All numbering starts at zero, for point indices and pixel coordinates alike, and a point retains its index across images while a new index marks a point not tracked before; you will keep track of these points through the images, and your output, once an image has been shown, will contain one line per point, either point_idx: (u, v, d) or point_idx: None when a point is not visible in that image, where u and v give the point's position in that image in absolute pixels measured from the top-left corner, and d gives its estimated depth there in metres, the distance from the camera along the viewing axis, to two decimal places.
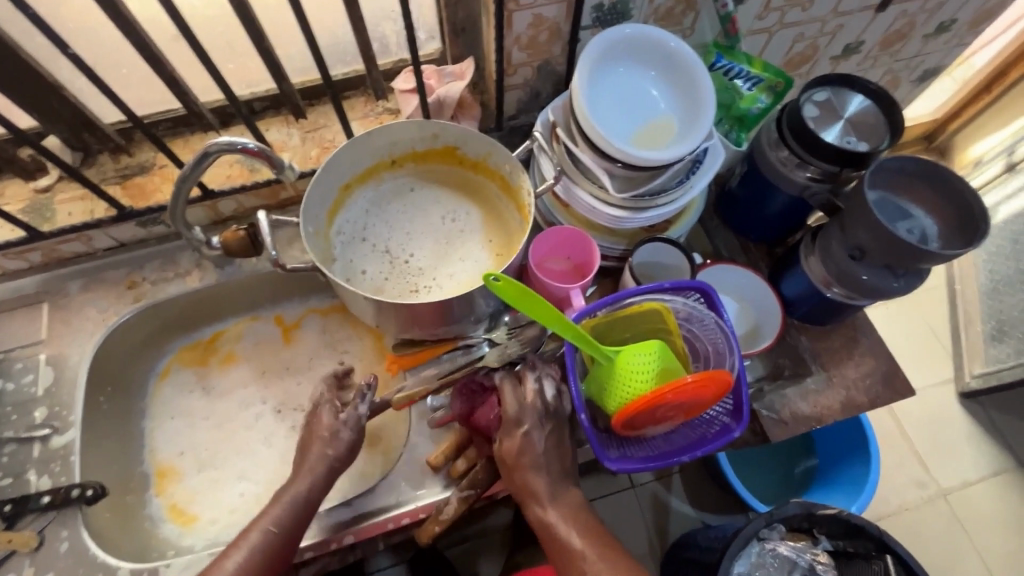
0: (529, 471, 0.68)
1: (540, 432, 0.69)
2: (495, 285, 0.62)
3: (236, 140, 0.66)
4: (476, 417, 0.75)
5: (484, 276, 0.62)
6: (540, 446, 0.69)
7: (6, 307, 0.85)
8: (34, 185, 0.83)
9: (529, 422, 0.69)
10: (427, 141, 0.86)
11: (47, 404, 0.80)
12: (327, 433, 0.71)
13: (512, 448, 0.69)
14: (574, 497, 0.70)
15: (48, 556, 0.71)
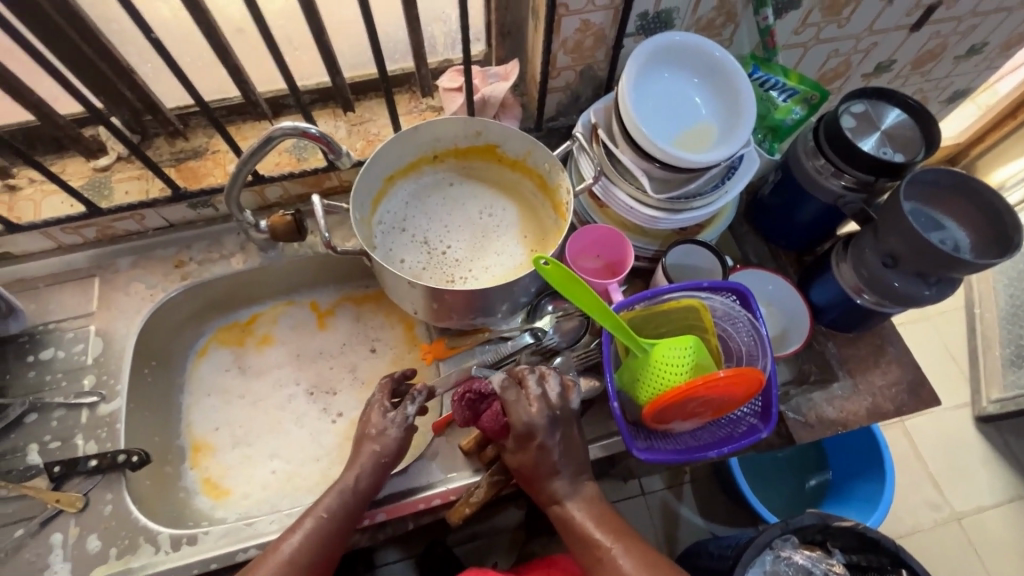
0: (547, 478, 0.71)
1: (553, 438, 0.70)
2: (544, 268, 0.66)
3: (298, 125, 0.69)
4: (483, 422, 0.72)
5: (534, 259, 0.66)
6: (555, 452, 0.70)
7: (59, 279, 0.89)
8: (95, 164, 0.88)
9: (541, 433, 0.69)
10: (470, 138, 0.89)
11: (96, 372, 0.83)
12: (376, 434, 0.73)
13: (530, 456, 0.70)
14: (594, 490, 0.72)
15: (92, 518, 0.74)
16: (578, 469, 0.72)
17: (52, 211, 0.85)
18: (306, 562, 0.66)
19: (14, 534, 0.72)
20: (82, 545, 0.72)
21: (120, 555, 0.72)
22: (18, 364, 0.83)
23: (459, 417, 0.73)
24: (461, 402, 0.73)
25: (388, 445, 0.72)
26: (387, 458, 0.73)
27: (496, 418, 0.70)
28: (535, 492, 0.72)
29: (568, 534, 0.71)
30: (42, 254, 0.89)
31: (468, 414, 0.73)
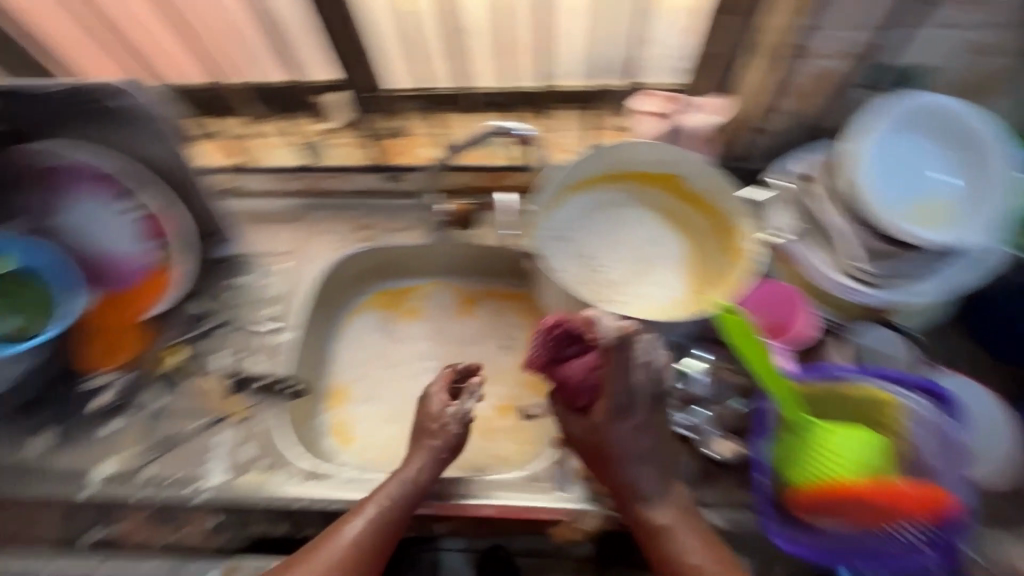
0: (627, 462, 0.69)
1: (642, 416, 0.70)
2: (726, 316, 0.66)
3: (503, 124, 0.78)
4: (565, 369, 0.75)
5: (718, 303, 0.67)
6: (638, 433, 0.70)
7: (265, 219, 1.01)
8: (316, 127, 0.99)
9: (638, 410, 0.69)
10: (656, 165, 0.88)
11: (279, 305, 0.94)
12: (428, 427, 0.76)
13: (619, 436, 0.69)
14: (680, 497, 0.70)
15: (252, 429, 0.84)
16: (665, 472, 0.71)
17: (280, 161, 1.01)
18: (369, 542, 0.67)
19: (190, 425, 0.84)
20: (240, 451, 0.82)
21: (265, 469, 0.80)
22: (219, 283, 0.96)
23: (544, 353, 0.76)
24: (546, 337, 0.76)
25: (448, 440, 0.75)
26: (444, 453, 0.75)
27: (585, 367, 0.73)
28: (613, 484, 0.71)
29: (647, 536, 0.68)
30: (259, 195, 1.02)
31: (550, 351, 0.76)
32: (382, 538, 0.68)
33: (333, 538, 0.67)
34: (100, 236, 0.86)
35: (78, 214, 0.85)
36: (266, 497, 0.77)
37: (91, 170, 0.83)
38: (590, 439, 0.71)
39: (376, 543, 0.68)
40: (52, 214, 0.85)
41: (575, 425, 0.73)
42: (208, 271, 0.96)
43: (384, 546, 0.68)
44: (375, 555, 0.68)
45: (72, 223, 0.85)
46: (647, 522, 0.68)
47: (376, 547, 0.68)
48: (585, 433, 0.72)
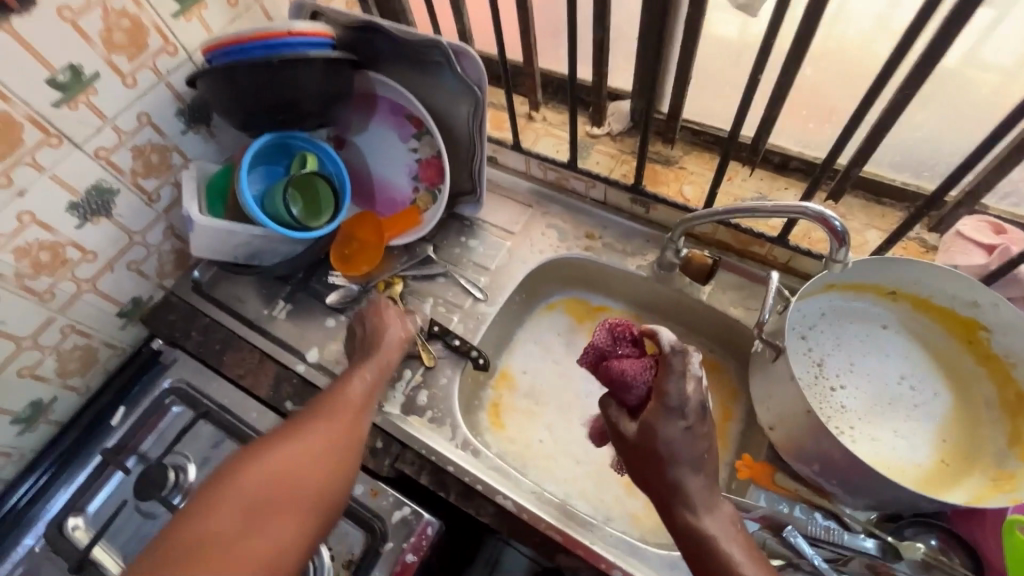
0: (672, 468, 0.59)
1: (697, 425, 0.60)
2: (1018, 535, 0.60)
3: (824, 211, 0.64)
4: (614, 364, 0.65)
5: (1009, 516, 0.61)
6: (691, 444, 0.59)
7: (508, 195, 1.07)
8: (591, 129, 1.01)
9: (691, 416, 0.59)
10: (959, 305, 0.73)
11: (491, 278, 0.99)
12: (386, 340, 0.85)
13: (673, 440, 0.59)
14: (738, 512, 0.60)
15: (432, 379, 0.90)
16: (713, 480, 0.61)
17: (543, 149, 1.02)
18: (366, 392, 0.80)
19: None
20: (416, 393, 0.88)
21: (430, 420, 0.86)
22: (452, 238, 1.04)
23: (600, 346, 0.68)
24: (610, 333, 0.68)
25: (396, 342, 0.85)
26: (385, 340, 0.85)
27: (641, 366, 0.63)
28: (657, 489, 0.61)
29: (696, 561, 0.58)
30: (512, 170, 1.08)
31: (609, 349, 0.67)
32: (370, 389, 0.81)
33: (343, 390, 0.79)
34: (381, 159, 1.03)
35: (373, 139, 1.02)
36: (424, 446, 0.83)
37: (398, 106, 0.97)
38: (636, 435, 0.61)
39: (368, 394, 0.80)
40: (355, 132, 1.03)
41: (623, 423, 0.64)
42: (448, 222, 1.05)
43: (370, 397, 0.80)
44: (366, 398, 0.80)
45: (368, 144, 1.03)
46: (700, 543, 0.57)
47: (367, 390, 0.80)
48: (631, 431, 0.63)
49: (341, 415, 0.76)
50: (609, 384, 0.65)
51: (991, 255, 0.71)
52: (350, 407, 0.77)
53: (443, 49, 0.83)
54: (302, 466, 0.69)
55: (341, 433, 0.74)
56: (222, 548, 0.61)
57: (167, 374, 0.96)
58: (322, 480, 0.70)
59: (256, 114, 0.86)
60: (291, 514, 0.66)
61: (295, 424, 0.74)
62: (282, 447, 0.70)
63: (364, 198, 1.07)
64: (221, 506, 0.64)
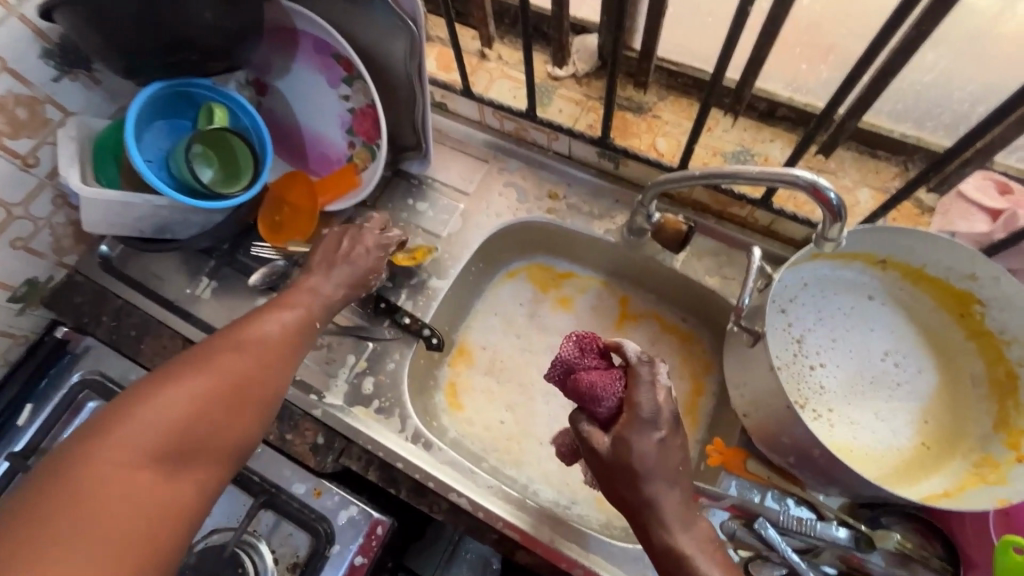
0: (647, 484, 0.52)
1: (671, 438, 0.54)
2: (1012, 556, 0.53)
3: (817, 180, 0.55)
4: (582, 376, 0.57)
5: (1005, 535, 0.54)
6: (666, 459, 0.53)
7: (460, 148, 0.93)
8: (552, 71, 0.87)
9: (665, 426, 0.53)
10: (954, 275, 0.65)
11: (442, 246, 0.88)
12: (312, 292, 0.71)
13: (644, 452, 0.52)
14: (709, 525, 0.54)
15: (378, 363, 0.80)
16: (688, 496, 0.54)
17: (498, 94, 0.88)
18: (302, 321, 0.68)
19: None
20: (360, 381, 0.79)
21: (378, 411, 0.78)
22: (398, 200, 0.92)
23: (565, 357, 0.59)
24: (576, 344, 0.59)
25: (367, 264, 0.76)
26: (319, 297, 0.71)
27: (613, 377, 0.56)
28: (627, 505, 0.54)
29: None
30: (465, 119, 0.94)
31: (575, 363, 0.58)
32: (306, 321, 0.68)
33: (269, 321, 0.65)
34: (308, 108, 0.88)
35: (297, 83, 0.86)
36: (370, 440, 0.75)
37: (323, 44, 0.81)
38: (606, 449, 0.54)
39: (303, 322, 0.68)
40: (278, 75, 0.87)
41: (594, 437, 0.55)
42: (392, 180, 0.93)
43: (309, 324, 0.68)
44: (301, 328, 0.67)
45: (293, 90, 0.87)
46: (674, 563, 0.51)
47: (303, 321, 0.68)
48: (603, 449, 0.54)
49: (270, 350, 0.63)
50: (577, 400, 0.57)
51: (995, 222, 0.63)
52: (280, 338, 0.64)
53: None
54: (216, 406, 0.56)
55: (268, 368, 0.62)
56: (129, 485, 0.49)
57: (79, 365, 0.85)
58: (244, 422, 0.58)
59: (142, 56, 0.70)
60: (204, 461, 0.55)
61: (205, 349, 0.60)
62: (190, 378, 0.56)
63: (295, 155, 0.92)
64: (116, 445, 0.50)
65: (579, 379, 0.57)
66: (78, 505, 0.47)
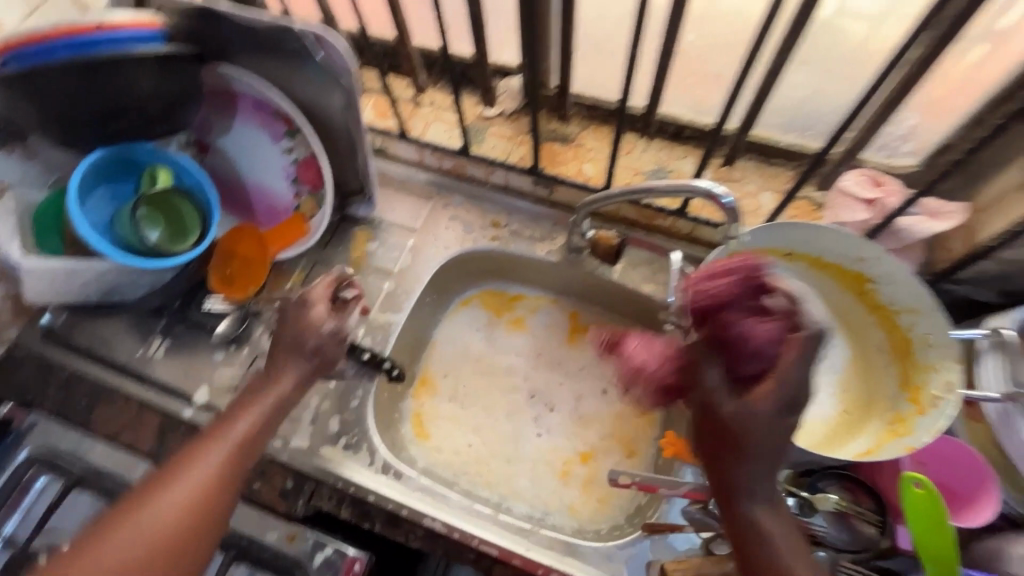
0: (748, 458, 0.52)
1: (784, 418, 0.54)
2: (913, 491, 0.55)
3: (714, 188, 0.65)
4: (730, 315, 0.60)
5: (905, 472, 0.55)
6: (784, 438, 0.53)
7: (404, 188, 0.99)
8: (483, 111, 0.94)
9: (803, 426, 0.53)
10: (847, 260, 0.75)
11: (395, 281, 0.92)
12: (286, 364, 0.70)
13: (748, 419, 0.53)
14: None
15: (341, 401, 0.82)
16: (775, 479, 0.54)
17: (434, 137, 0.95)
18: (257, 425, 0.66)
19: None
20: (325, 420, 0.80)
21: (345, 447, 0.79)
22: (349, 242, 0.95)
23: (716, 293, 0.62)
24: (725, 269, 0.63)
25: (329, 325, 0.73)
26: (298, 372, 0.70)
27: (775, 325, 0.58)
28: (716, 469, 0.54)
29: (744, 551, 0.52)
30: (406, 161, 0.99)
31: (727, 284, 0.62)
32: (263, 424, 0.66)
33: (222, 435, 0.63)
34: (252, 163, 0.91)
35: (238, 140, 0.90)
36: (340, 478, 0.76)
37: (261, 103, 0.85)
38: (709, 404, 0.55)
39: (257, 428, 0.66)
40: (218, 134, 0.90)
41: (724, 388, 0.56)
42: (340, 225, 0.96)
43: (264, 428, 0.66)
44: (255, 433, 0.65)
45: (235, 147, 0.91)
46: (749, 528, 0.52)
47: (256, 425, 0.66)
48: (724, 406, 0.54)
49: (217, 471, 0.61)
50: (715, 339, 0.59)
51: (874, 210, 0.73)
52: (229, 455, 0.62)
53: (298, 34, 0.72)
54: (157, 553, 0.56)
55: (217, 494, 0.60)
56: None
57: (27, 442, 0.82)
58: (193, 558, 0.58)
59: (80, 124, 0.72)
60: None
61: (147, 488, 0.59)
62: (123, 533, 0.55)
63: (242, 209, 0.95)
64: None
65: (723, 312, 0.61)
66: None
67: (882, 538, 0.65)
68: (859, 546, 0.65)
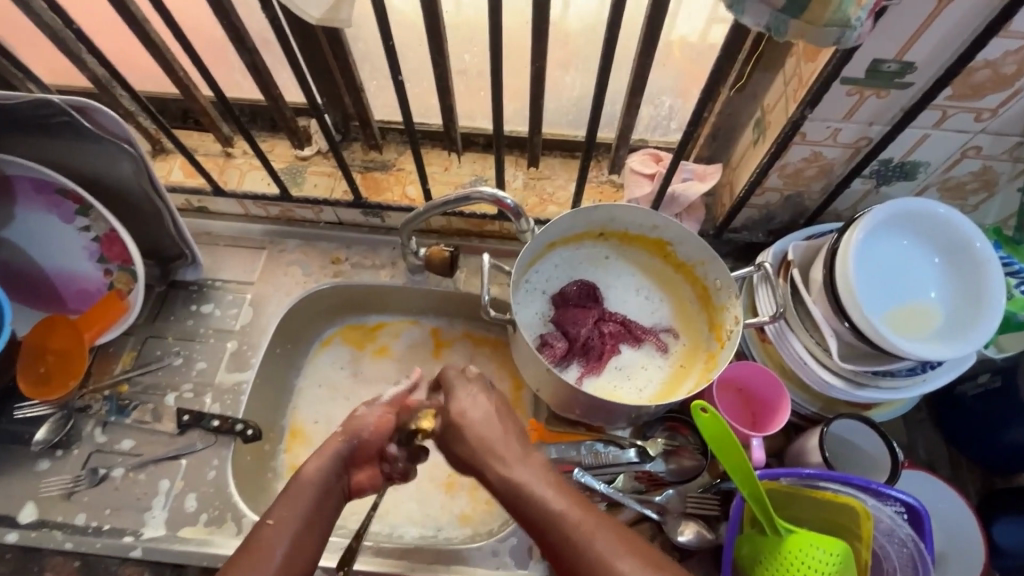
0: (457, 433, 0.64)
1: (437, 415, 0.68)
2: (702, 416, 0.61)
3: (497, 194, 0.72)
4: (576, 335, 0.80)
5: (692, 402, 0.62)
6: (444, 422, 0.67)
7: (236, 243, 0.96)
8: (298, 153, 0.94)
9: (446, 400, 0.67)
10: (644, 229, 0.84)
11: (239, 339, 0.89)
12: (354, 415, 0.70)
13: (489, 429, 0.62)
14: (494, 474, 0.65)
15: (196, 477, 0.77)
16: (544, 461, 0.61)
17: (252, 186, 0.93)
18: (321, 478, 0.63)
19: (113, 473, 0.77)
20: (181, 502, 0.76)
21: (208, 523, 0.75)
22: (182, 309, 0.90)
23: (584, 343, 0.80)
24: (582, 344, 0.80)
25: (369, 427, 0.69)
26: (351, 438, 0.67)
27: (573, 338, 0.80)
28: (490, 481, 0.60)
29: (538, 528, 0.56)
30: (230, 216, 0.97)
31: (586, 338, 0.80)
32: (326, 476, 0.63)
33: (288, 510, 0.59)
34: (50, 250, 0.84)
35: (26, 229, 0.83)
36: (208, 556, 0.72)
37: (42, 182, 0.79)
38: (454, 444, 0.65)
39: (324, 485, 0.63)
40: None
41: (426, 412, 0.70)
42: (168, 294, 0.91)
43: (328, 480, 0.64)
44: (320, 501, 0.62)
45: (22, 237, 0.83)
46: (528, 506, 0.57)
47: (316, 483, 0.63)
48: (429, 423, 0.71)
49: (307, 523, 0.59)
50: (583, 345, 0.80)
51: (654, 182, 0.84)
52: (304, 522, 0.59)
53: (59, 108, 0.69)
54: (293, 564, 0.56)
55: (309, 560, 0.58)
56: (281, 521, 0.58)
57: None
58: (304, 558, 0.58)
59: None
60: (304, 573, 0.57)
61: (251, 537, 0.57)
62: (262, 558, 0.55)
63: (46, 301, 0.86)
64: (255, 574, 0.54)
65: (592, 345, 0.80)
66: (249, 549, 0.56)
67: (705, 461, 0.75)
68: (690, 476, 0.75)
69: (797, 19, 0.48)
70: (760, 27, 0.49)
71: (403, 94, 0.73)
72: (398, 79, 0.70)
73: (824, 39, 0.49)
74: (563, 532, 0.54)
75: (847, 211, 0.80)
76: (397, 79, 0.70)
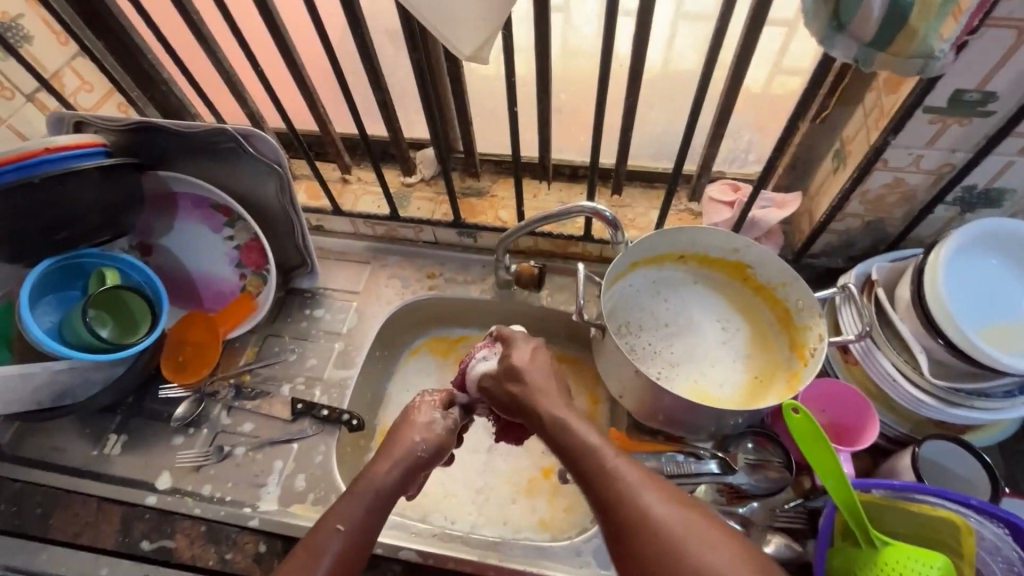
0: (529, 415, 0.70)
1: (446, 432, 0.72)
2: (793, 416, 0.63)
3: (596, 207, 0.79)
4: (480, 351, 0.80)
5: (782, 402, 0.64)
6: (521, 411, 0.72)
7: (344, 257, 1.08)
8: (404, 180, 1.06)
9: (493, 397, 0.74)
10: (725, 252, 0.87)
11: (345, 341, 0.98)
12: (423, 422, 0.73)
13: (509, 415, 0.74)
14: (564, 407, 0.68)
15: (306, 460, 0.86)
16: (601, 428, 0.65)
17: (364, 208, 1.05)
18: (389, 486, 0.67)
19: (234, 451, 0.87)
20: (292, 480, 0.85)
21: (315, 502, 0.83)
22: (297, 313, 1.02)
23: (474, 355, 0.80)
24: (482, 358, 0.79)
25: (426, 425, 0.73)
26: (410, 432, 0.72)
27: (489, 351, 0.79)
28: (584, 453, 0.62)
29: (621, 526, 0.57)
30: (342, 234, 1.10)
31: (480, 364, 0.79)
32: (394, 483, 0.67)
33: (347, 515, 0.63)
34: (196, 255, 0.98)
35: (179, 236, 0.97)
36: None
37: (201, 199, 0.94)
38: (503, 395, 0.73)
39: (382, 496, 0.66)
40: (159, 235, 0.97)
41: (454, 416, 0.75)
42: (285, 299, 1.03)
43: (387, 487, 0.67)
44: (375, 506, 0.65)
45: (176, 245, 0.97)
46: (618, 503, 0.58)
47: (382, 493, 0.67)
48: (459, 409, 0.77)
49: (367, 519, 0.64)
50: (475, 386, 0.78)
51: (733, 209, 0.89)
52: (364, 516, 0.64)
53: (231, 134, 0.84)
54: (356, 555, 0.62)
55: (361, 554, 0.63)
56: (346, 504, 0.64)
57: None
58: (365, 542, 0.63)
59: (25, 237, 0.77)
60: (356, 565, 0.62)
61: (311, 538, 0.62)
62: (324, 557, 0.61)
63: (187, 299, 1.00)
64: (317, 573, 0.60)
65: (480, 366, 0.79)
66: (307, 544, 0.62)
67: (789, 474, 0.76)
68: (775, 489, 0.76)
69: (883, 52, 0.54)
70: (849, 59, 0.55)
71: (513, 125, 0.84)
72: (512, 112, 0.80)
73: (909, 68, 0.55)
74: (665, 528, 0.55)
75: (929, 238, 0.82)
76: (511, 112, 0.81)
